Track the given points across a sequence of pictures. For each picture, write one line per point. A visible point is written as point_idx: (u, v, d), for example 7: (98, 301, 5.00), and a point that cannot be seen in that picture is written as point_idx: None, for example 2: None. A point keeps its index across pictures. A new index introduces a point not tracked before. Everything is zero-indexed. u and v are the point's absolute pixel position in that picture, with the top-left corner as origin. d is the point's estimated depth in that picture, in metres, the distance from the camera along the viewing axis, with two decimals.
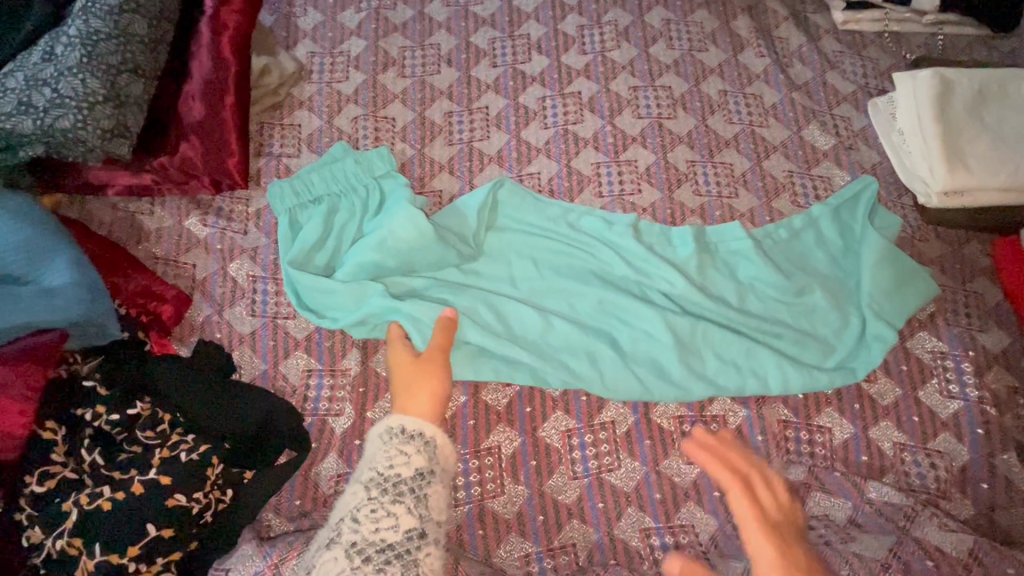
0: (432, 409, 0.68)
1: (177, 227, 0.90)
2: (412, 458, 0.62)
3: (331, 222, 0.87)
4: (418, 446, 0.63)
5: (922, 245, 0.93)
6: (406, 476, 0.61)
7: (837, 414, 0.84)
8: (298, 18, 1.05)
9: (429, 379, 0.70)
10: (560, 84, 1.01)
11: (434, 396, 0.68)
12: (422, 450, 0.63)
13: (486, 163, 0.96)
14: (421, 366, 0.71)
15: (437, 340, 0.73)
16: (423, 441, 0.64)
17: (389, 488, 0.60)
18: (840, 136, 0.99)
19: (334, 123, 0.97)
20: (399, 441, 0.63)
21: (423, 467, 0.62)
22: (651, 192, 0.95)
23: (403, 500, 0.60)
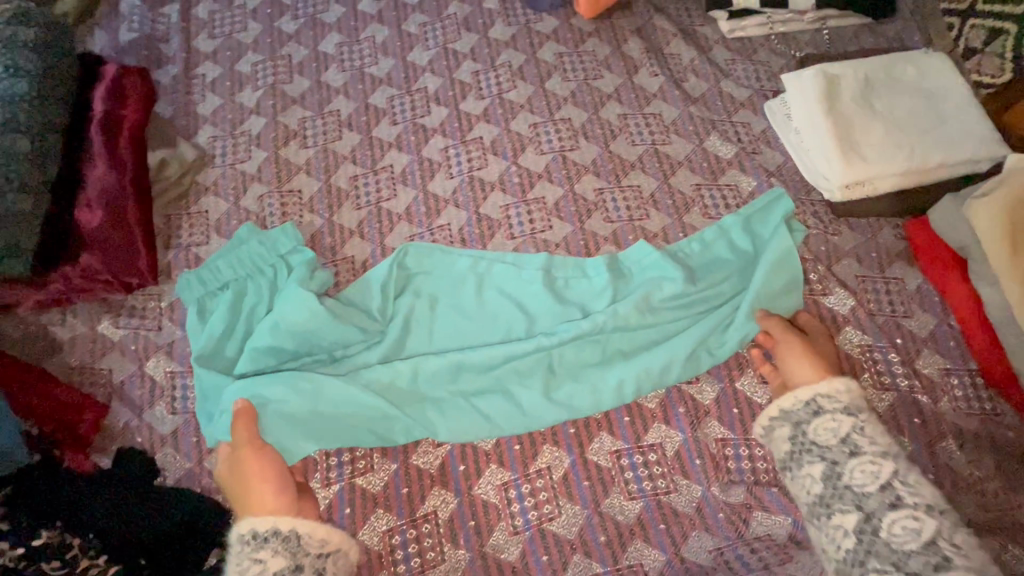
0: (280, 497, 0.68)
1: (89, 333, 0.89)
2: (268, 562, 0.63)
3: (235, 305, 0.86)
4: (273, 547, 0.64)
5: (836, 238, 0.93)
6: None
7: None
8: (196, 104, 1.06)
9: (263, 472, 0.70)
10: (461, 132, 1.02)
11: (272, 487, 0.69)
12: (279, 549, 0.64)
13: (396, 221, 0.96)
14: (243, 465, 0.70)
15: (241, 433, 0.73)
16: (279, 539, 0.64)
17: None
18: (741, 142, 1.00)
19: (241, 204, 0.97)
20: (251, 550, 0.64)
21: (282, 568, 0.63)
22: (562, 226, 0.95)
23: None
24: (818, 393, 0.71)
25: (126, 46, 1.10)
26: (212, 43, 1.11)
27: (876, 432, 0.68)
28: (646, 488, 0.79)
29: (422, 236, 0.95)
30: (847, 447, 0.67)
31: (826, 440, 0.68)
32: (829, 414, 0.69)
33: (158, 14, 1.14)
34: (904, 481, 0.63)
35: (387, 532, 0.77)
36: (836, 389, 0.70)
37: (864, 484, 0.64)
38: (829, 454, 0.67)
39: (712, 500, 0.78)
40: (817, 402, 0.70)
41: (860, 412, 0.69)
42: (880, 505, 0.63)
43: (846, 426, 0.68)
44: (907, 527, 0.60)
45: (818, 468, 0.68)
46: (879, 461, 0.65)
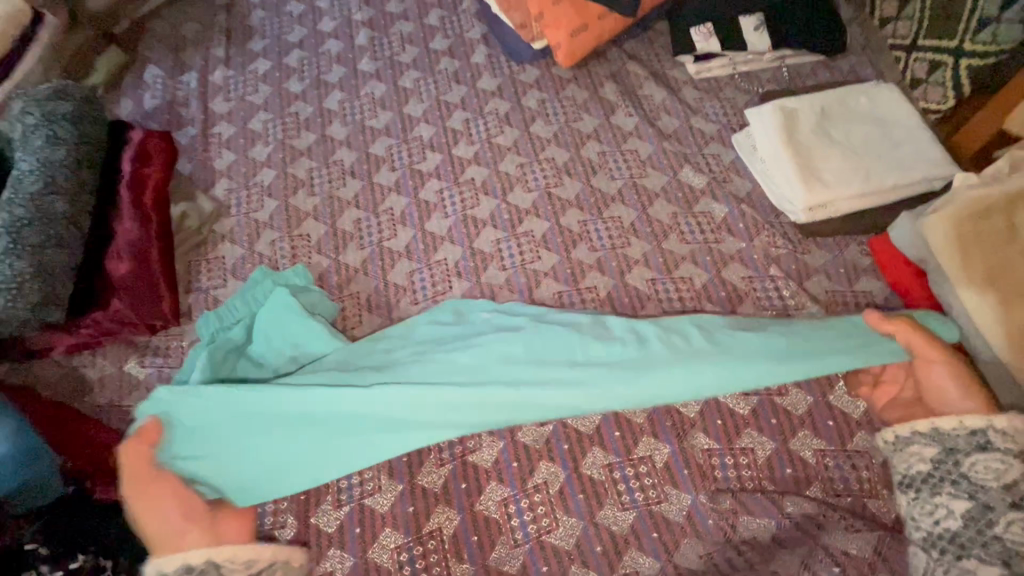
0: (195, 526, 0.71)
1: (118, 373, 0.96)
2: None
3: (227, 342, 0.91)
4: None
5: (806, 257, 1.00)
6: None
7: (757, 432, 0.87)
8: (213, 161, 1.16)
9: (158, 509, 0.71)
10: (454, 174, 1.11)
11: (176, 518, 0.71)
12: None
13: (397, 258, 1.04)
14: (137, 486, 0.72)
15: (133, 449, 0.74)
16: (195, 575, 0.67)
17: None
18: (712, 172, 1.09)
19: (255, 249, 1.06)
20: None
21: None
22: (551, 256, 1.03)
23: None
24: (991, 424, 0.70)
25: (150, 112, 1.22)
26: (226, 105, 1.23)
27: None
28: (639, 498, 0.84)
29: (421, 271, 1.02)
30: (1008, 495, 0.65)
31: (985, 480, 0.67)
32: (995, 453, 0.68)
33: (178, 82, 1.26)
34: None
35: (394, 550, 0.82)
36: (1013, 426, 0.69)
37: (1019, 539, 0.62)
38: (982, 495, 0.66)
39: (701, 507, 0.82)
40: (987, 436, 0.69)
41: (1010, 458, 0.67)
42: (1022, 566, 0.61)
43: (1014, 472, 0.66)
44: (1020, 532, 0.63)
45: (960, 504, 0.67)
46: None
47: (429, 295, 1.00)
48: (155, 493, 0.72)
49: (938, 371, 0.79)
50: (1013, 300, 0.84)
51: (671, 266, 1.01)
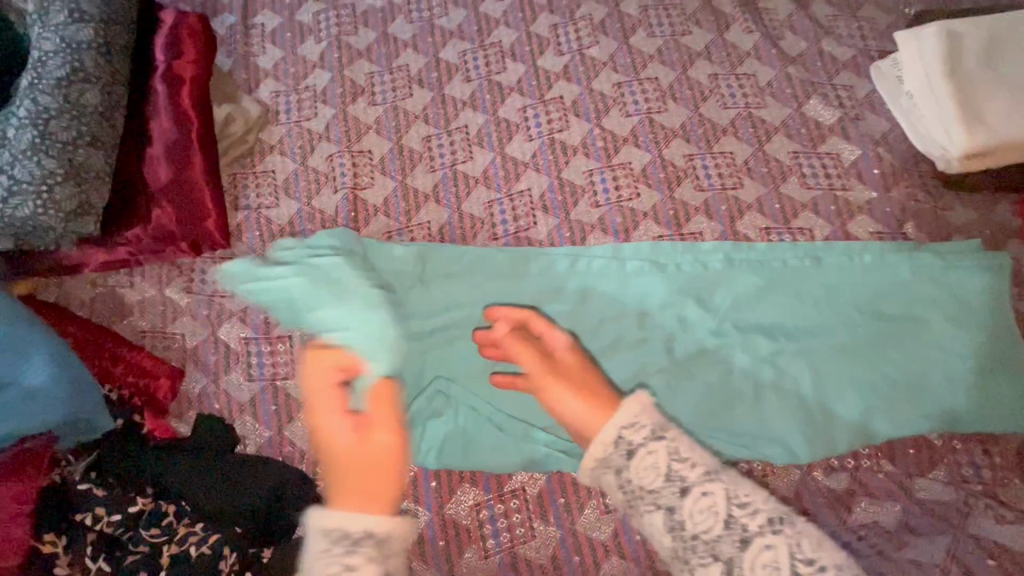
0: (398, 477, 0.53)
1: (159, 297, 0.86)
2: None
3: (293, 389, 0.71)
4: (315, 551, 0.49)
5: (946, 214, 0.86)
6: None
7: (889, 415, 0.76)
8: (257, 57, 1.00)
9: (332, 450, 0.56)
10: (539, 91, 0.95)
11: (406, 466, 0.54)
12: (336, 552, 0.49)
13: (473, 186, 0.91)
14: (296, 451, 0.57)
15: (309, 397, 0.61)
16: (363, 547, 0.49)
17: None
18: (844, 107, 0.92)
19: (308, 163, 0.93)
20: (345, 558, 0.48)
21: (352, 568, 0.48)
22: (650, 194, 0.89)
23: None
24: (621, 426, 0.55)
25: None
26: None
27: (752, 493, 0.50)
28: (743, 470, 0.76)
29: (501, 201, 0.90)
30: (674, 484, 0.51)
31: (652, 483, 0.51)
32: (642, 447, 0.53)
33: None
34: (739, 500, 0.50)
35: (475, 507, 0.76)
36: (631, 412, 0.55)
37: (709, 527, 0.49)
38: (721, 553, 0.48)
39: (811, 485, 0.75)
40: (625, 440, 0.54)
41: (668, 430, 0.54)
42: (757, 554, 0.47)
43: (662, 459, 0.52)
44: (767, 564, 0.47)
45: (657, 518, 0.51)
46: (708, 488, 0.50)
47: (510, 230, 0.88)
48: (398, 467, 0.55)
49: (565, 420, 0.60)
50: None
51: (788, 215, 0.88)
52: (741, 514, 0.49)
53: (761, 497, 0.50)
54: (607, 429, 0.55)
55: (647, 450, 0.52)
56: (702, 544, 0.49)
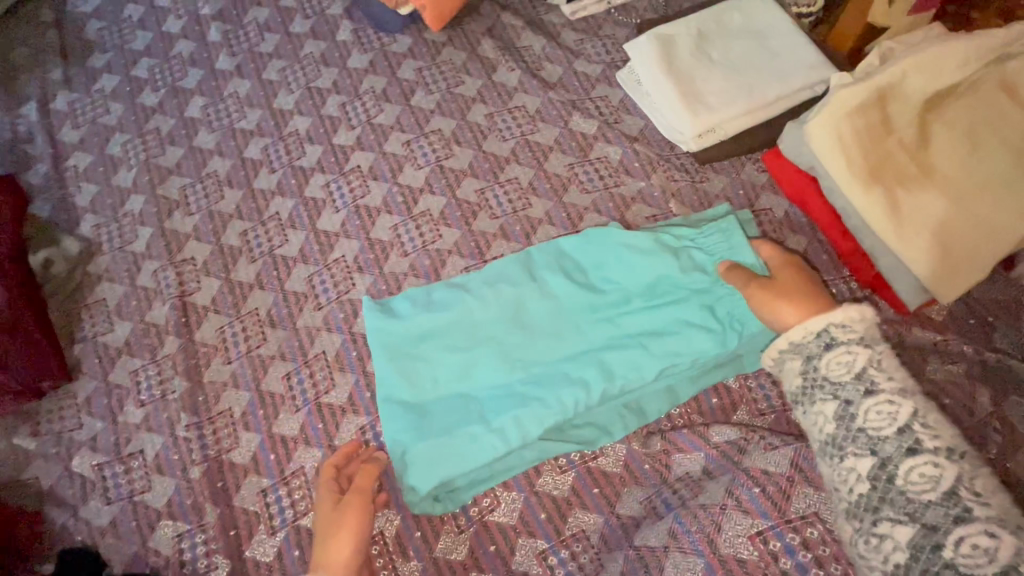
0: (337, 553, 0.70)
1: (8, 448, 0.88)
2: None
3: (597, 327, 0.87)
4: None
5: (705, 185, 0.98)
6: None
7: None
8: (74, 196, 1.06)
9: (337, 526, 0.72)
10: (338, 165, 1.05)
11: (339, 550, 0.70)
12: None
13: (292, 265, 0.98)
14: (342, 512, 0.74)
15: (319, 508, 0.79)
16: None
17: None
18: (603, 115, 1.05)
19: (137, 283, 0.98)
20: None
21: None
22: (451, 232, 0.98)
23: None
24: (832, 321, 0.62)
25: None
26: (76, 132, 1.11)
27: (940, 424, 0.55)
28: (575, 458, 0.84)
29: (320, 273, 0.97)
30: (862, 385, 0.59)
31: (839, 376, 0.60)
32: (842, 345, 0.61)
33: (16, 116, 1.13)
34: (924, 423, 0.55)
35: None
36: (851, 318, 0.62)
37: (880, 428, 0.56)
38: (881, 449, 0.56)
39: (637, 454, 0.83)
40: (831, 334, 0.62)
41: (874, 343, 0.61)
42: (896, 450, 0.55)
43: (861, 360, 0.59)
44: (926, 475, 0.53)
45: (831, 407, 0.60)
46: (897, 401, 0.57)
47: (333, 296, 0.95)
48: (353, 501, 0.74)
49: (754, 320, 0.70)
50: (966, 194, 0.81)
51: (575, 219, 0.98)
52: (919, 432, 0.55)
53: (948, 430, 0.55)
54: (818, 320, 0.63)
55: (847, 350, 0.60)
56: (866, 436, 0.57)
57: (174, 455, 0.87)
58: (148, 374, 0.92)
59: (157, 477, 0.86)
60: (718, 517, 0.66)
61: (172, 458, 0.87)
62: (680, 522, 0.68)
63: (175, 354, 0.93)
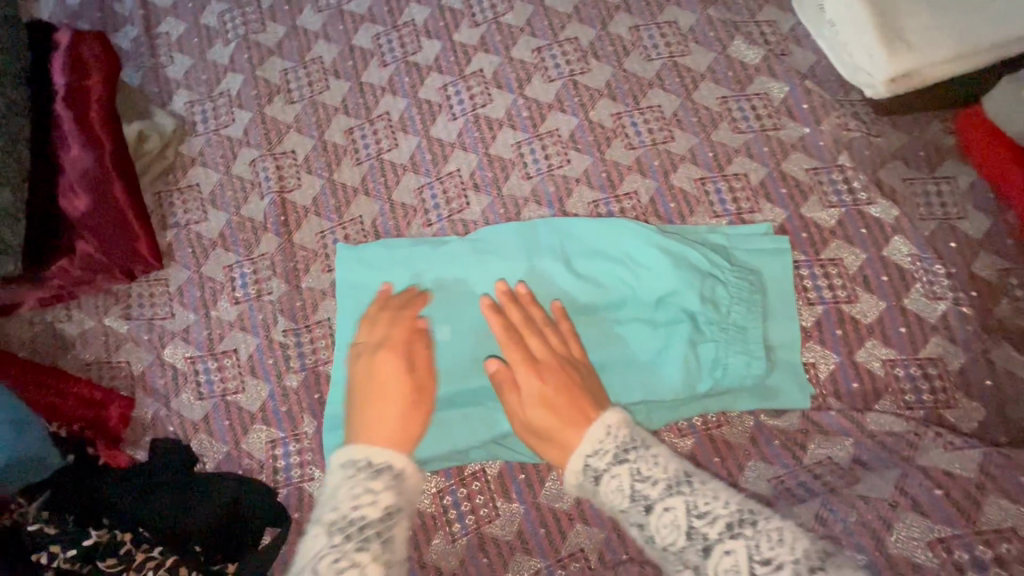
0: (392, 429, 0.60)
1: (99, 327, 0.85)
2: (379, 495, 0.54)
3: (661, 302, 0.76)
4: (386, 480, 0.56)
5: (879, 141, 0.85)
6: (372, 517, 0.53)
7: (820, 346, 0.79)
8: (165, 68, 0.96)
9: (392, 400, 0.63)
10: (458, 66, 0.93)
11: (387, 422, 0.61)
12: (389, 483, 0.55)
13: (401, 173, 0.89)
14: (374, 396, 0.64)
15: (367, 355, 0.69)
16: (377, 472, 0.56)
17: (354, 535, 0.51)
18: (769, 44, 0.90)
19: (233, 171, 0.90)
20: (364, 476, 0.56)
21: (390, 504, 0.54)
22: (581, 159, 0.88)
23: (370, 545, 0.51)
24: (586, 452, 0.55)
25: (77, 10, 0.99)
26: None
27: (713, 499, 0.49)
28: (698, 424, 0.78)
29: (431, 185, 0.88)
30: (639, 505, 0.50)
31: (621, 505, 0.51)
32: (606, 474, 0.53)
33: None
34: (699, 509, 0.48)
35: (438, 494, 0.76)
36: (608, 424, 0.56)
37: (672, 543, 0.48)
38: (686, 562, 0.47)
39: (767, 430, 0.76)
40: (592, 467, 0.54)
41: (631, 448, 0.53)
42: (697, 562, 0.47)
43: (624, 478, 0.52)
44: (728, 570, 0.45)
45: (635, 534, 0.51)
46: (673, 499, 0.49)
47: (444, 214, 0.86)
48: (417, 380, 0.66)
49: (590, 373, 0.66)
50: None
51: (723, 162, 0.87)
52: (702, 526, 0.48)
53: (722, 500, 0.49)
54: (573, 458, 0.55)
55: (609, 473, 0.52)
56: (670, 559, 0.48)
57: (269, 360, 0.82)
58: (243, 270, 0.86)
59: (251, 380, 0.82)
60: (886, 514, 0.59)
61: (266, 362, 0.82)
62: (833, 508, 0.61)
63: (272, 254, 0.86)
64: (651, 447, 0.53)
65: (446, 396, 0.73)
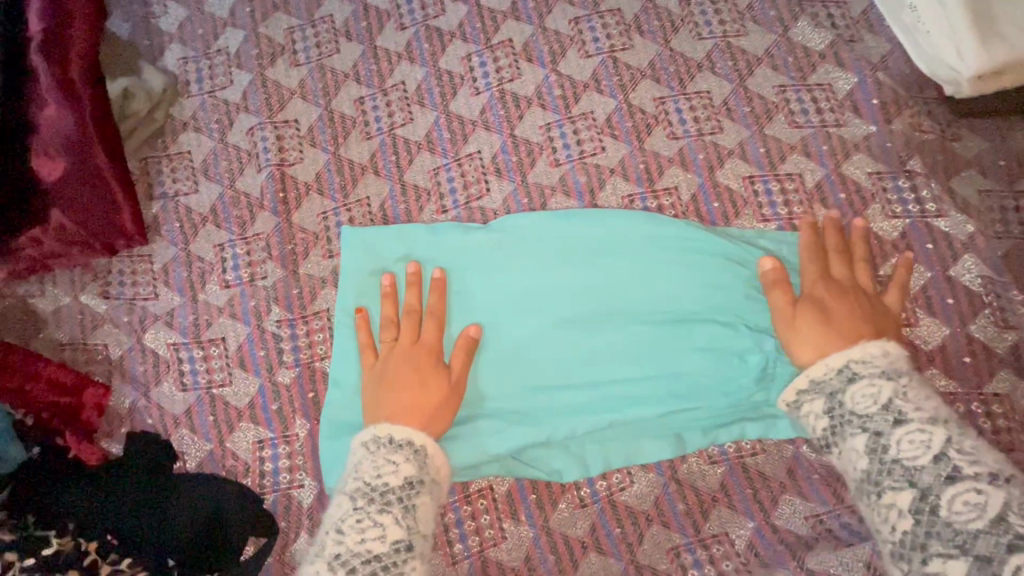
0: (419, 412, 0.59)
1: (75, 305, 0.77)
2: (401, 467, 0.53)
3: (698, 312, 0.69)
4: (406, 454, 0.54)
5: (955, 145, 0.76)
6: (395, 487, 0.52)
7: None
8: (158, 18, 0.86)
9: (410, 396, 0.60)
10: (484, 34, 0.83)
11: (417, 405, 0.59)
12: (410, 457, 0.54)
13: (416, 152, 0.80)
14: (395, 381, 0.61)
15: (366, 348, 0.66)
16: (403, 446, 0.54)
17: (377, 500, 0.51)
18: (836, 28, 0.80)
19: (228, 139, 0.81)
20: (386, 451, 0.54)
21: (412, 474, 0.53)
22: (618, 146, 0.78)
23: (392, 510, 0.50)
24: (849, 357, 0.55)
25: None
26: None
27: (979, 447, 0.47)
28: (730, 450, 0.70)
29: (449, 167, 0.79)
30: (890, 415, 0.50)
31: (866, 408, 0.51)
32: (866, 379, 0.53)
33: None
34: (962, 449, 0.47)
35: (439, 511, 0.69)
36: (869, 351, 0.55)
37: (915, 458, 0.47)
38: (917, 480, 0.47)
39: (805, 461, 0.69)
40: (852, 369, 0.54)
41: (904, 375, 0.53)
42: (934, 480, 0.46)
43: (887, 390, 0.51)
44: (970, 503, 0.44)
45: (858, 442, 0.51)
46: (929, 429, 0.48)
47: (461, 200, 0.78)
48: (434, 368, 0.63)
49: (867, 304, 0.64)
50: None
51: (776, 159, 0.77)
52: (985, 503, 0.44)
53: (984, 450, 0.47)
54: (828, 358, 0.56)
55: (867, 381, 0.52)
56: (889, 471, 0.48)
57: (260, 351, 0.75)
58: (235, 251, 0.78)
59: (239, 373, 0.74)
60: None
61: (257, 354, 0.74)
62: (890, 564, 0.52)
63: (268, 234, 0.78)
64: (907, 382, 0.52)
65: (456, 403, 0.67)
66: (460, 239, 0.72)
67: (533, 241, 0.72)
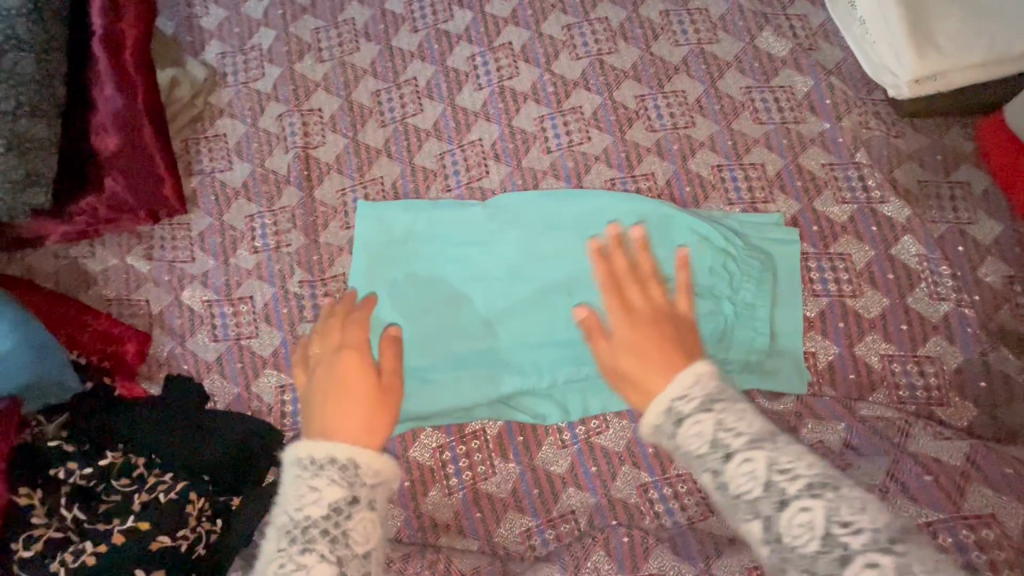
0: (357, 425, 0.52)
1: (122, 266, 0.87)
2: (325, 493, 0.47)
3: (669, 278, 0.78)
4: (330, 477, 0.47)
5: (898, 141, 0.86)
6: (318, 517, 0.46)
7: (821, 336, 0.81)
8: (199, 18, 0.98)
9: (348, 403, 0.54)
10: (487, 37, 0.94)
11: (353, 415, 0.53)
12: (337, 480, 0.47)
13: (424, 138, 0.90)
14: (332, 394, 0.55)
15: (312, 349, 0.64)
16: (334, 468, 0.48)
17: (299, 537, 0.46)
18: (797, 38, 0.91)
19: (259, 125, 0.92)
20: (308, 479, 0.48)
21: (339, 500, 0.47)
22: (602, 137, 0.89)
23: (318, 546, 0.46)
24: (669, 396, 0.47)
25: None
26: None
27: (797, 460, 0.42)
28: None
29: (453, 152, 0.89)
30: (717, 451, 0.43)
31: (696, 449, 0.44)
32: (689, 415, 0.45)
33: None
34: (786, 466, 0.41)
35: (437, 449, 0.78)
36: (696, 381, 0.47)
37: (747, 489, 0.42)
38: (761, 506, 0.41)
39: None
40: (674, 409, 0.46)
41: (717, 401, 0.45)
42: (772, 506, 0.41)
43: (708, 424, 0.44)
44: (804, 524, 0.40)
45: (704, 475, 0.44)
46: (753, 454, 0.42)
47: (463, 181, 0.88)
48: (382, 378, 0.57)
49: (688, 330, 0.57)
50: None
51: (741, 151, 0.88)
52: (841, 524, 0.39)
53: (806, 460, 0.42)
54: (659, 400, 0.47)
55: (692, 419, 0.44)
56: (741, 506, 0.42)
57: (283, 309, 0.85)
58: (263, 222, 0.88)
59: (265, 327, 0.84)
60: None
61: (281, 311, 0.85)
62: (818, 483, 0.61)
63: (293, 207, 0.88)
64: (730, 400, 0.46)
65: (456, 356, 0.77)
66: (459, 216, 0.82)
67: (525, 216, 0.82)
